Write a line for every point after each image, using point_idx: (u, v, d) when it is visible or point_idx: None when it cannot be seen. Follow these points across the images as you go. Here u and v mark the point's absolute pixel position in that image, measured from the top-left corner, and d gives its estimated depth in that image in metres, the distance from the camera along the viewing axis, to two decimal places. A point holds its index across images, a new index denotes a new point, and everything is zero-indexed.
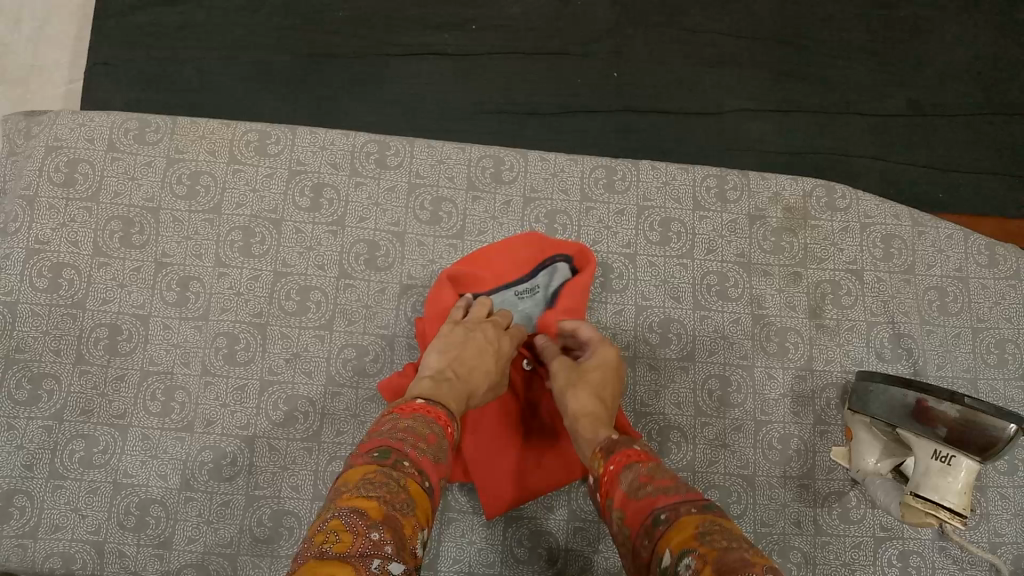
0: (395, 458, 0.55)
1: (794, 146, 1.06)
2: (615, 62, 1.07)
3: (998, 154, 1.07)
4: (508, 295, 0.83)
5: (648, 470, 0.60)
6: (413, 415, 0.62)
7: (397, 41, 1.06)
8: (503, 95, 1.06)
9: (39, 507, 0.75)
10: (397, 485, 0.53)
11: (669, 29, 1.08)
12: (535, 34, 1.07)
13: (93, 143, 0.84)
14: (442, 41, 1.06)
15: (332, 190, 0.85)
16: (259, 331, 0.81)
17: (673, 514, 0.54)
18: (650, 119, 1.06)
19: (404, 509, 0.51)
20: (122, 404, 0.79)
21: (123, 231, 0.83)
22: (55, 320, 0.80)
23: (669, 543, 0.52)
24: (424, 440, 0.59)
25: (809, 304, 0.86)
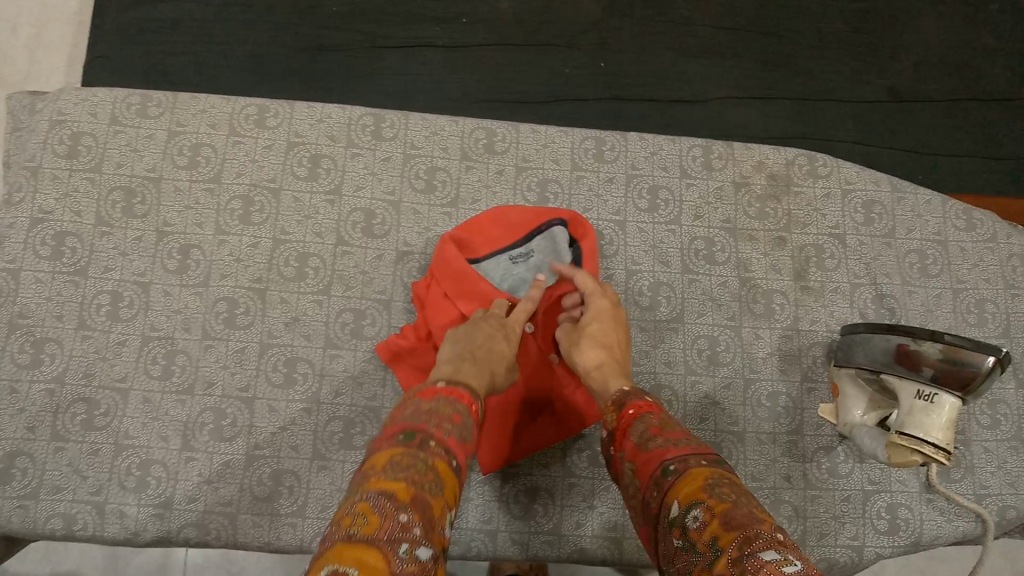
0: (420, 439, 0.56)
1: (776, 127, 1.09)
2: (600, 49, 1.10)
3: (917, 133, 1.10)
4: (502, 259, 0.86)
5: (660, 424, 0.63)
6: (433, 397, 0.61)
7: (390, 32, 1.09)
8: (492, 82, 1.09)
9: (41, 468, 0.76)
10: (425, 465, 0.53)
11: (654, 20, 1.12)
12: (523, 25, 1.11)
13: (96, 118, 0.87)
14: (435, 33, 1.10)
15: (329, 161, 0.88)
16: (259, 297, 0.83)
17: (682, 465, 0.58)
18: (637, 104, 1.09)
19: (433, 490, 0.52)
20: (124, 367, 0.80)
21: (125, 201, 0.85)
22: (57, 286, 0.81)
23: (679, 493, 0.55)
24: (448, 419, 0.59)
25: (793, 267, 0.89)
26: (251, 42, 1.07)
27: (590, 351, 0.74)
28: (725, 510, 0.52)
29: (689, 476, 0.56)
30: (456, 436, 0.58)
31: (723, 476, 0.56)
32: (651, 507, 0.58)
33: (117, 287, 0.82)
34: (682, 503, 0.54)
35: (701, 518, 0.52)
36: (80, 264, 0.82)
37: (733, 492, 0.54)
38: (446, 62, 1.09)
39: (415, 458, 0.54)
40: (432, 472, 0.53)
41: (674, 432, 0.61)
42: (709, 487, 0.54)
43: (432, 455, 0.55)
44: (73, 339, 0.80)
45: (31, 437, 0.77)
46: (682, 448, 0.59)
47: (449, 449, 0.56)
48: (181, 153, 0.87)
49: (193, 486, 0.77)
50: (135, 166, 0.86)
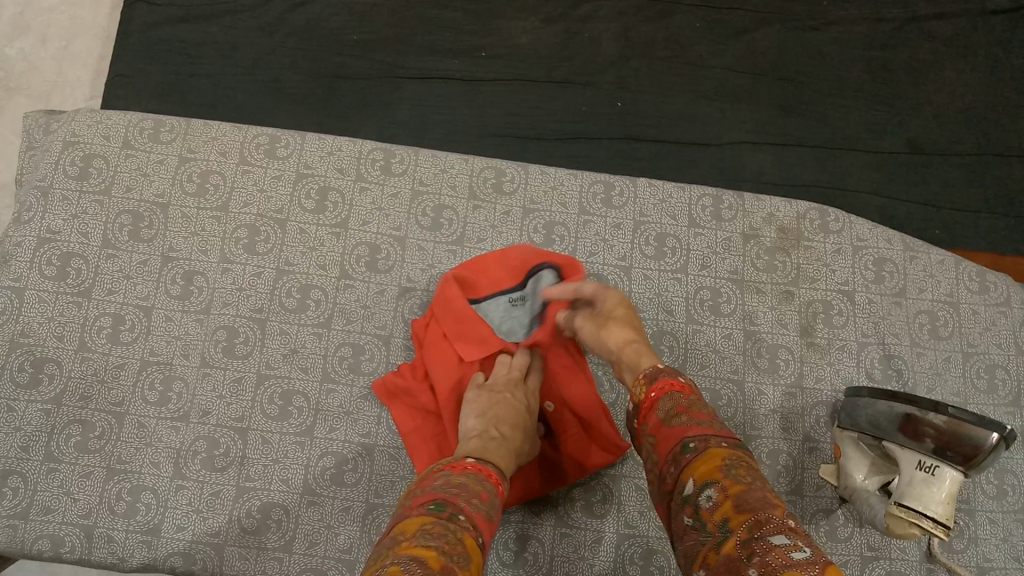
0: (450, 512, 0.55)
1: (792, 175, 1.08)
2: (617, 90, 1.10)
3: (936, 189, 1.09)
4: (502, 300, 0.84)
5: (687, 402, 0.62)
6: (462, 472, 0.61)
7: (408, 64, 1.09)
8: (507, 118, 1.08)
9: (32, 489, 0.76)
10: (454, 537, 0.52)
11: (671, 63, 1.12)
12: (542, 63, 1.11)
13: (110, 141, 0.88)
14: (452, 67, 1.10)
15: (337, 194, 0.88)
16: (259, 326, 0.82)
17: (702, 443, 0.57)
18: (651, 146, 1.08)
19: (462, 562, 0.50)
20: (120, 391, 0.80)
21: (133, 224, 0.85)
22: (60, 307, 0.81)
23: (695, 471, 0.55)
24: (477, 497, 0.58)
25: (800, 322, 0.88)
26: (271, 69, 1.08)
27: (617, 331, 0.74)
28: (739, 493, 0.52)
29: (707, 456, 0.56)
30: (483, 515, 0.57)
31: (741, 459, 0.55)
32: (668, 482, 0.58)
33: (119, 310, 0.82)
34: (697, 482, 0.55)
35: (714, 498, 0.53)
36: (84, 285, 0.82)
37: (751, 475, 0.54)
38: (462, 96, 1.09)
39: (446, 528, 0.52)
40: (461, 545, 0.51)
41: (698, 412, 0.61)
42: (726, 467, 0.54)
43: (462, 528, 0.53)
44: (72, 360, 0.80)
45: (24, 457, 0.77)
46: (703, 427, 0.58)
47: (477, 525, 0.55)
48: (191, 180, 0.87)
49: (181, 515, 0.76)
50: (145, 191, 0.87)
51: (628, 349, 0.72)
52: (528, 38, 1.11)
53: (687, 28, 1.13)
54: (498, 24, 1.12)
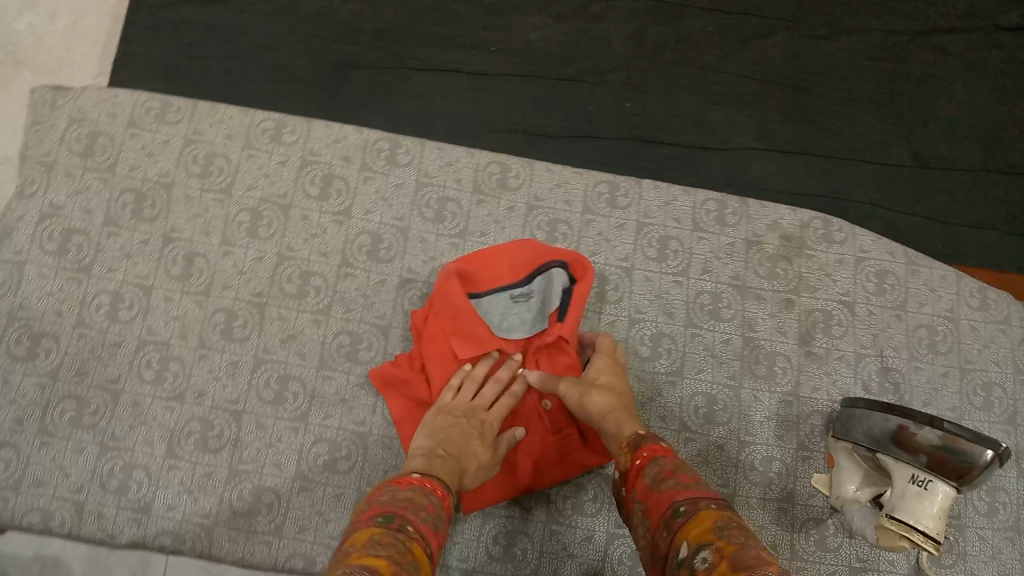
0: (399, 523, 0.55)
1: (795, 183, 1.08)
2: (626, 90, 1.10)
3: (942, 204, 1.09)
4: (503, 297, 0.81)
5: (674, 466, 0.61)
6: (408, 486, 0.61)
7: (418, 54, 1.09)
8: (514, 112, 1.08)
9: (25, 461, 0.76)
10: (403, 546, 0.52)
11: (682, 65, 1.11)
12: (552, 59, 1.11)
13: (116, 119, 0.88)
14: (462, 59, 1.09)
15: (341, 182, 0.88)
16: (258, 311, 0.82)
17: (692, 506, 0.56)
18: (658, 148, 1.08)
19: (412, 569, 0.50)
20: (116, 369, 0.80)
21: (136, 203, 0.85)
22: (60, 282, 0.81)
23: (688, 534, 0.53)
24: (424, 509, 0.59)
25: (799, 331, 0.88)
26: (280, 53, 1.07)
27: (601, 398, 0.72)
28: (733, 551, 0.49)
29: (699, 517, 0.54)
30: (431, 526, 0.57)
31: (733, 520, 0.54)
32: (660, 550, 0.55)
33: (119, 288, 0.82)
34: (690, 544, 0.52)
35: (709, 558, 0.50)
36: (85, 262, 0.82)
37: (743, 534, 0.52)
38: (474, 89, 1.08)
39: (394, 538, 0.52)
40: (410, 554, 0.52)
41: (686, 475, 0.59)
42: (718, 528, 0.52)
43: (411, 537, 0.54)
44: (70, 336, 0.80)
45: (17, 430, 0.77)
46: (694, 490, 0.57)
47: (425, 536, 0.56)
48: (195, 161, 0.87)
49: (173, 495, 0.76)
50: (149, 170, 0.87)
51: (608, 417, 0.70)
52: (539, 33, 1.11)
53: (699, 31, 1.12)
54: (511, 19, 1.12)
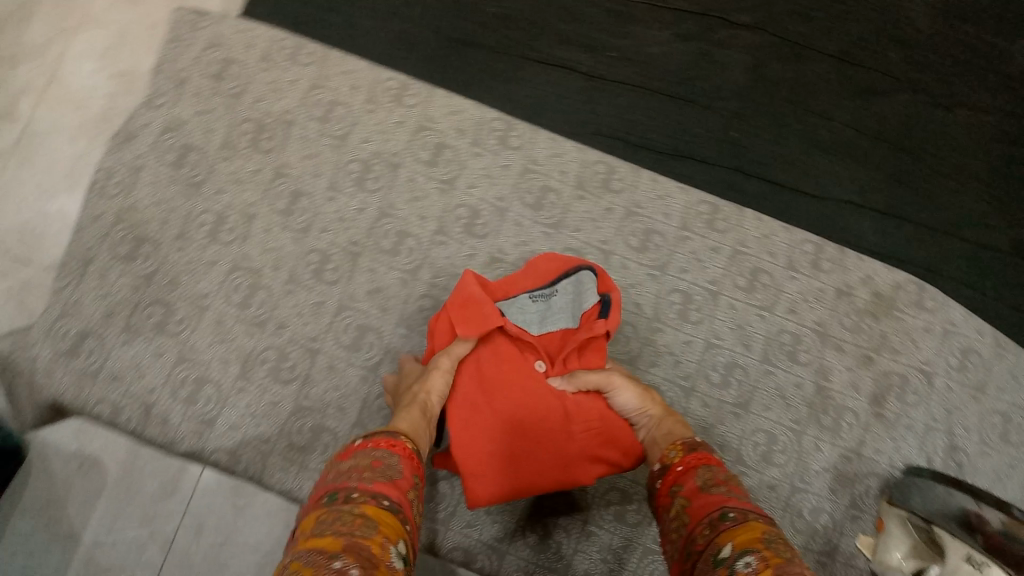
0: (344, 494, 0.52)
1: (903, 254, 0.93)
2: (734, 118, 0.95)
3: None
4: (523, 299, 0.75)
5: (726, 477, 0.59)
6: (351, 454, 0.58)
7: (536, 44, 0.95)
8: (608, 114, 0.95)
9: (107, 353, 0.79)
10: (350, 515, 0.49)
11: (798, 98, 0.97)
12: (668, 71, 0.97)
13: (251, 50, 0.91)
14: (578, 59, 0.96)
15: (451, 153, 0.90)
16: (351, 259, 0.84)
17: (742, 515, 0.53)
18: (759, 185, 0.93)
19: (366, 533, 0.48)
20: (207, 286, 0.82)
21: (254, 133, 0.87)
22: (170, 193, 0.84)
23: (732, 538, 0.51)
24: (371, 467, 0.56)
25: (872, 390, 0.87)
26: None
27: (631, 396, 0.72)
28: (779, 563, 0.47)
29: (747, 526, 0.52)
30: (381, 482, 0.54)
31: (781, 536, 0.51)
32: (697, 547, 0.54)
33: (224, 209, 0.84)
34: (734, 547, 0.50)
35: (753, 564, 0.47)
36: (197, 179, 0.85)
37: (790, 551, 0.49)
38: (569, 84, 0.95)
39: (340, 511, 0.50)
40: (360, 518, 0.49)
41: (738, 487, 0.58)
42: (766, 539, 0.50)
43: (361, 501, 0.51)
44: (169, 246, 0.83)
45: (106, 323, 0.80)
46: (744, 502, 0.55)
47: (377, 492, 0.53)
48: (317, 106, 0.89)
49: (237, 416, 0.78)
50: (273, 105, 0.89)
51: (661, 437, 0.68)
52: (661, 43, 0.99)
53: (820, 75, 0.98)
54: (629, 27, 0.98)
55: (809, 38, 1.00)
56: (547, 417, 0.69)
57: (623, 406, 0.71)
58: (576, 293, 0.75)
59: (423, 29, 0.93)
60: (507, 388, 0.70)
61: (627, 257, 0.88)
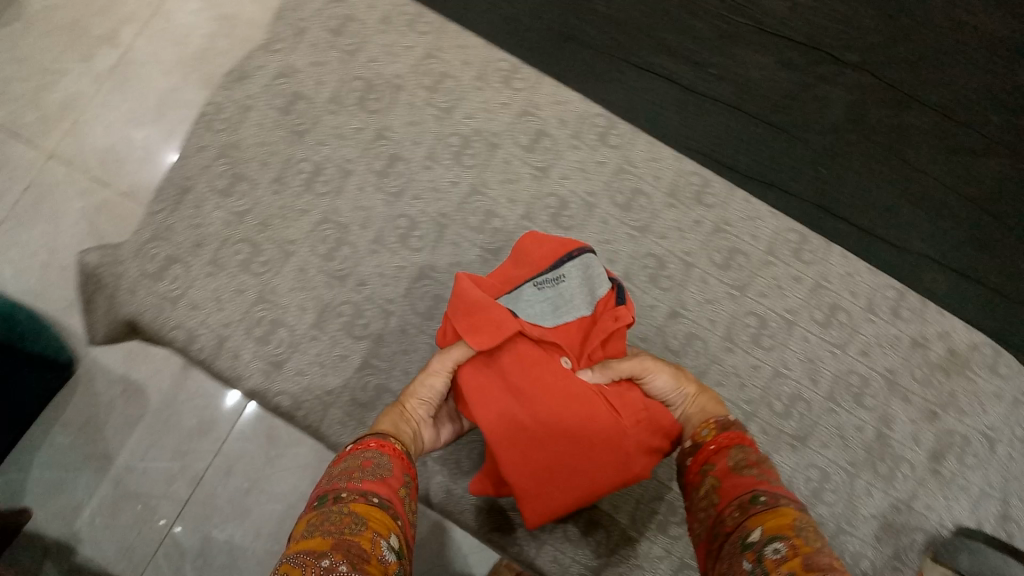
0: (334, 496, 0.55)
1: (971, 317, 0.94)
2: (823, 154, 0.98)
3: None
4: (527, 289, 0.70)
5: (758, 457, 0.60)
6: (344, 459, 0.62)
7: (637, 51, 1.03)
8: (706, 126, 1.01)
9: (190, 281, 0.81)
10: (340, 514, 0.53)
11: (894, 144, 0.98)
12: (768, 96, 1.00)
13: (373, 12, 0.92)
14: (678, 71, 1.02)
15: (550, 141, 0.88)
16: (438, 229, 0.85)
17: (773, 499, 0.54)
18: (839, 225, 0.96)
19: (354, 530, 0.51)
20: (296, 233, 0.83)
21: (362, 92, 0.88)
22: (275, 137, 0.86)
23: (762, 521, 0.52)
24: (361, 469, 0.59)
25: (933, 446, 0.85)
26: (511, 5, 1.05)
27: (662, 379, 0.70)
28: (807, 552, 0.48)
29: (778, 510, 0.53)
30: (371, 481, 0.58)
31: (811, 523, 0.52)
32: (726, 526, 0.55)
33: (322, 161, 0.86)
34: (764, 532, 0.51)
35: (782, 551, 0.49)
36: (301, 128, 0.87)
37: (819, 539, 0.51)
38: (664, 92, 1.02)
39: (330, 512, 0.53)
40: (349, 517, 0.53)
41: (770, 470, 0.59)
42: (797, 526, 0.51)
43: (351, 500, 0.55)
44: (266, 188, 0.84)
45: (194, 252, 0.82)
46: (775, 485, 0.56)
47: (367, 490, 0.56)
48: (427, 75, 0.90)
49: (306, 362, 0.80)
50: (385, 67, 0.90)
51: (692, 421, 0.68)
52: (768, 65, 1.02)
53: (920, 125, 0.98)
54: (734, 48, 1.02)
55: (910, 85, 0.99)
56: (590, 421, 0.65)
57: (658, 389, 0.70)
58: (586, 277, 0.71)
59: (536, 28, 1.04)
60: (542, 389, 0.65)
61: (709, 273, 0.86)
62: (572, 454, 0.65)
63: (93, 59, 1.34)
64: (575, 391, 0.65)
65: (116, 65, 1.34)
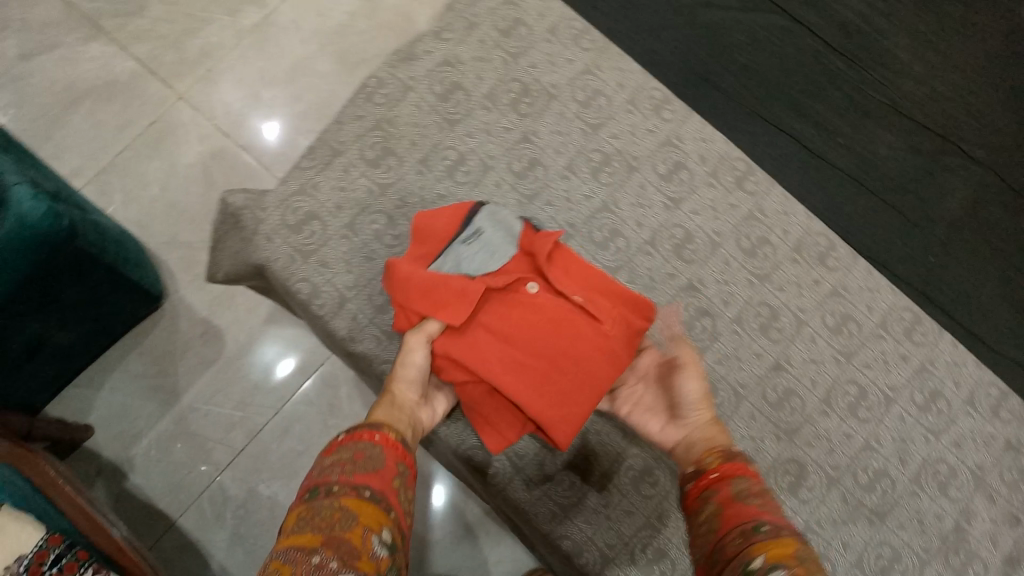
0: (324, 490, 0.56)
1: None
2: (936, 247, 1.08)
3: None
4: (458, 249, 0.77)
5: (761, 490, 0.60)
6: (336, 448, 0.61)
7: (775, 108, 1.14)
8: (832, 191, 1.13)
9: (324, 239, 0.84)
10: (331, 509, 0.54)
11: (1003, 243, 1.07)
12: (891, 178, 1.10)
13: (540, 21, 0.95)
14: (811, 133, 1.13)
15: (687, 175, 0.90)
16: (563, 237, 0.86)
17: (776, 529, 0.54)
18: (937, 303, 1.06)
19: (343, 527, 0.52)
20: (430, 215, 0.86)
21: (517, 95, 0.91)
22: (428, 120, 0.89)
23: (765, 550, 0.52)
24: (354, 459, 0.59)
25: (1010, 550, 0.83)
26: (673, 42, 1.19)
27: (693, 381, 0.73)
28: None
29: (781, 541, 0.53)
30: (362, 473, 0.58)
31: (813, 557, 0.52)
32: (725, 554, 0.54)
33: (466, 152, 0.89)
34: (766, 559, 0.51)
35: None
36: (455, 117, 0.90)
37: (822, 572, 0.51)
38: (793, 154, 1.15)
39: (319, 507, 0.54)
40: (338, 513, 0.53)
41: (772, 502, 0.59)
42: (799, 558, 0.51)
43: (342, 494, 0.55)
44: (411, 167, 0.88)
45: (334, 213, 0.85)
46: (779, 518, 0.56)
47: (358, 483, 0.57)
48: (582, 90, 0.93)
49: None
50: (543, 74, 0.93)
51: (709, 433, 0.69)
52: (905, 138, 1.11)
53: None
54: (865, 123, 1.12)
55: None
56: (579, 338, 0.71)
57: (688, 394, 0.73)
58: (500, 226, 0.79)
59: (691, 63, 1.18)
60: (524, 315, 0.71)
61: (819, 333, 0.87)
62: (579, 373, 0.70)
63: (239, 16, 1.47)
64: (551, 303, 0.72)
65: (260, 22, 1.47)
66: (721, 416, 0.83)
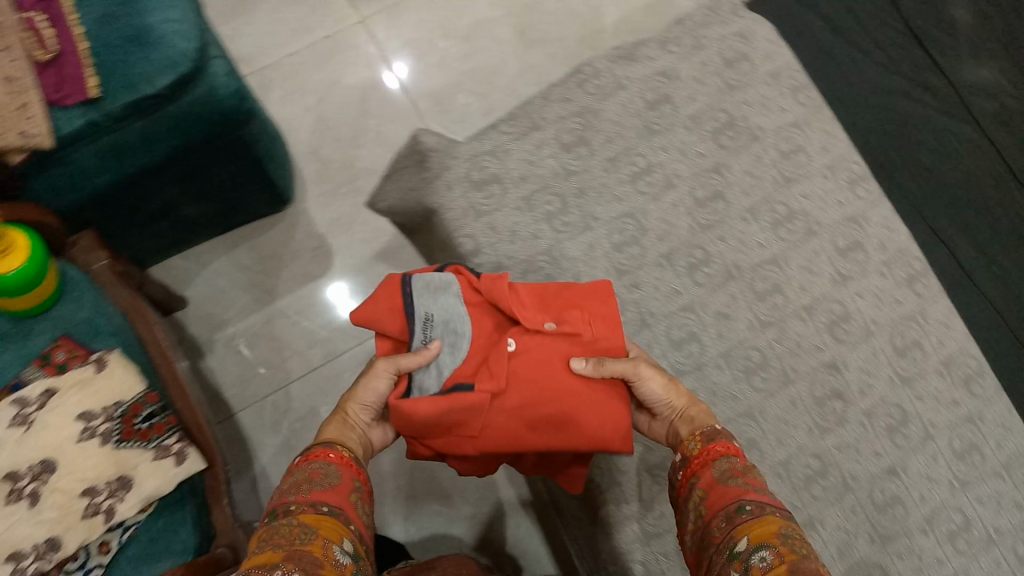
0: (283, 509, 0.58)
1: None
2: None
3: None
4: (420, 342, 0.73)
5: (742, 468, 0.65)
6: (292, 471, 0.63)
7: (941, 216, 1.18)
8: (981, 311, 1.13)
9: (499, 204, 0.86)
10: (291, 525, 0.56)
11: None
12: None
13: (766, 63, 0.95)
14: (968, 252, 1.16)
15: (861, 257, 0.89)
16: (724, 276, 0.86)
17: (758, 509, 0.59)
18: None
19: (303, 540, 0.55)
20: (603, 212, 0.86)
21: (722, 125, 0.91)
22: (630, 123, 0.90)
23: (750, 533, 0.57)
24: (310, 480, 0.61)
25: None
26: (866, 125, 1.26)
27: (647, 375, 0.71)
28: (793, 560, 0.53)
29: (764, 519, 0.58)
30: (318, 491, 0.60)
31: (795, 531, 0.57)
32: (714, 536, 0.60)
33: (655, 165, 0.89)
34: (750, 541, 0.56)
35: (768, 559, 0.54)
36: (656, 127, 0.90)
37: (804, 545, 0.55)
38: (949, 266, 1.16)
39: (277, 526, 0.56)
40: (298, 528, 0.56)
41: (754, 479, 0.64)
42: (781, 534, 0.56)
43: (299, 511, 0.57)
44: (600, 161, 0.88)
45: (518, 183, 0.87)
46: (760, 495, 0.61)
47: (314, 500, 0.59)
48: (786, 141, 0.92)
49: None
50: (753, 114, 0.93)
51: (680, 422, 0.71)
52: None
53: None
54: None
55: None
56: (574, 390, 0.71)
57: (649, 391, 0.72)
58: (438, 289, 0.75)
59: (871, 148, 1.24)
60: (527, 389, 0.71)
61: (942, 453, 0.84)
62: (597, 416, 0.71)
63: None
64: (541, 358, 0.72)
65: None
66: (823, 497, 0.81)
